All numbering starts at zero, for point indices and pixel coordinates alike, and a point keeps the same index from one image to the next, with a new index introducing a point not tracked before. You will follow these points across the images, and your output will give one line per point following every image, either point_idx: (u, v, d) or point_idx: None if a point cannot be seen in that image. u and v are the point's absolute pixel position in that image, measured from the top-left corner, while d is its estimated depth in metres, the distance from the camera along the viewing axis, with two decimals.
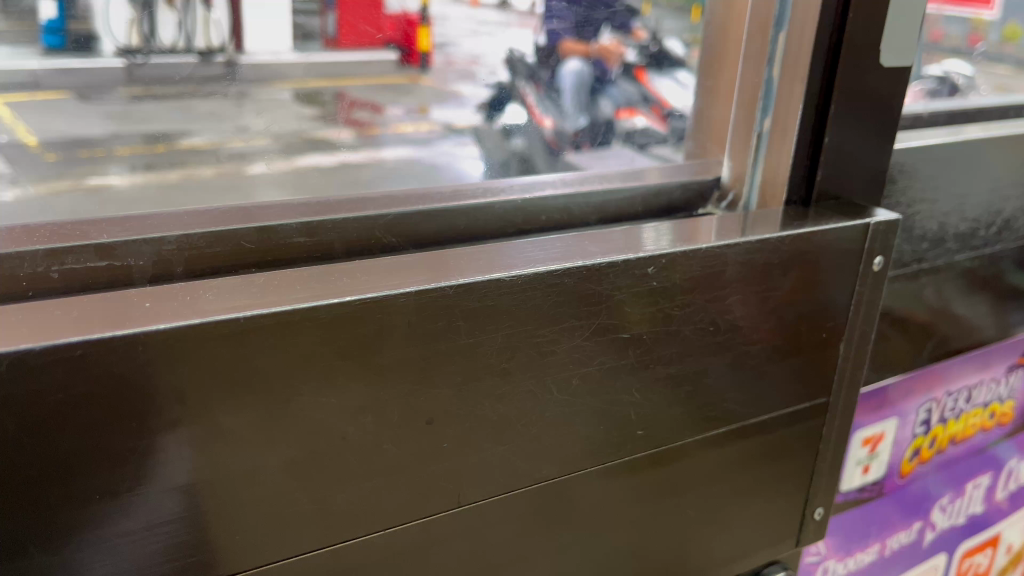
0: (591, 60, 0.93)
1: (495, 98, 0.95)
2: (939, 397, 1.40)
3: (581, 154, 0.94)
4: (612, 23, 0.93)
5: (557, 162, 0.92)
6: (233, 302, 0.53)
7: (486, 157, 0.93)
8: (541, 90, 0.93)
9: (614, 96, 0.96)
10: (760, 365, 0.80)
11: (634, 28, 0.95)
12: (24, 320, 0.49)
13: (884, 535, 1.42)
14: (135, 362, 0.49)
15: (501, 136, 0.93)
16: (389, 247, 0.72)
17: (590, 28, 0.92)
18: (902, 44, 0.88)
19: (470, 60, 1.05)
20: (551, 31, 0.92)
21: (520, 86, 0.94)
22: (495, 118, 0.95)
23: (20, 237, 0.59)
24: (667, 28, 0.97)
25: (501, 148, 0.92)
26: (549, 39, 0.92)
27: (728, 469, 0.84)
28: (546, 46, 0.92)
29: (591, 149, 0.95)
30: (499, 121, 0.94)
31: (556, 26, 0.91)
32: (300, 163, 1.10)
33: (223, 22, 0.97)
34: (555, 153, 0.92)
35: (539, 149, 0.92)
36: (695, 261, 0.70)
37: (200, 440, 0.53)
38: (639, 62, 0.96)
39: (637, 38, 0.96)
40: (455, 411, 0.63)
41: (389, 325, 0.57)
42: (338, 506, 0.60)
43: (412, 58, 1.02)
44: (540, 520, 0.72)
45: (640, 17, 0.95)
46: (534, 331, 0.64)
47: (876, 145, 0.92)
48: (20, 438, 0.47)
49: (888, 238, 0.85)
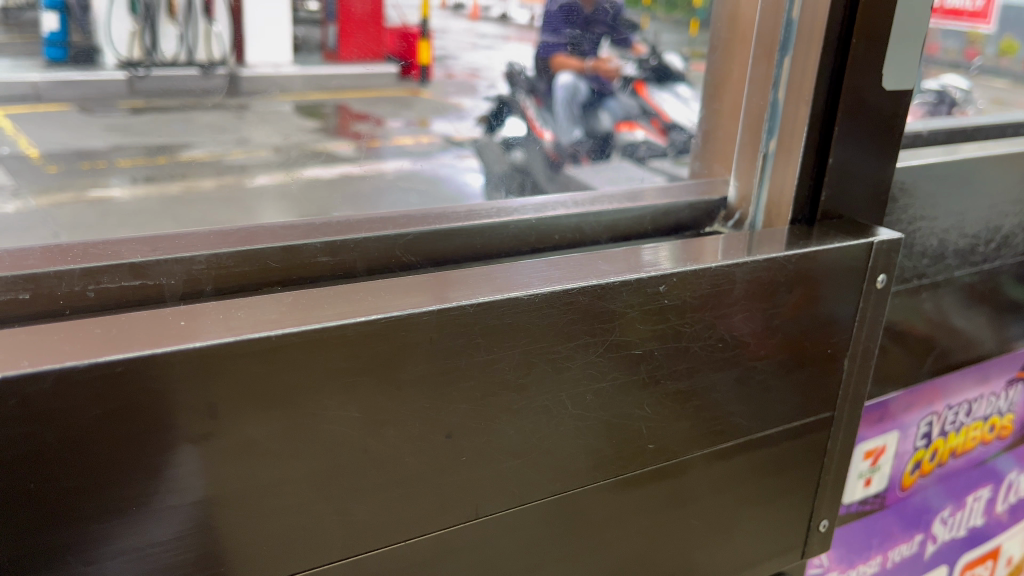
0: (588, 75, 0.95)
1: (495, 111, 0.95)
2: (939, 410, 1.42)
3: (580, 168, 0.99)
4: (612, 37, 0.94)
5: (557, 176, 0.96)
6: (264, 320, 0.55)
7: (492, 167, 1.00)
8: (541, 103, 0.96)
9: (612, 111, 1.03)
10: (766, 380, 0.82)
11: (635, 43, 0.99)
12: (65, 338, 0.51)
13: (885, 547, 1.44)
14: (171, 377, 0.51)
15: (501, 148, 0.96)
16: (407, 266, 0.74)
17: (587, 44, 0.91)
18: (906, 68, 0.90)
19: (469, 72, 1.33)
20: (547, 44, 0.91)
21: (520, 99, 0.97)
22: (495, 130, 0.96)
23: (55, 257, 0.61)
24: (665, 42, 1.04)
25: (502, 159, 0.98)
26: (542, 52, 0.92)
27: (735, 482, 0.86)
28: (540, 59, 0.93)
29: (590, 162, 1.00)
30: (497, 135, 0.95)
31: (556, 40, 0.90)
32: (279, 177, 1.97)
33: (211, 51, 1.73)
34: (555, 166, 0.96)
35: (539, 161, 0.96)
36: (704, 279, 0.73)
37: (230, 453, 0.55)
38: (638, 76, 1.03)
39: (636, 51, 1.01)
40: (473, 424, 0.65)
41: (412, 343, 0.59)
42: (361, 518, 0.62)
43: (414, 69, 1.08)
44: (553, 531, 0.74)
45: (639, 32, 0.99)
46: (549, 348, 0.66)
47: (879, 166, 0.95)
48: (62, 452, 0.49)
49: (890, 256, 0.87)
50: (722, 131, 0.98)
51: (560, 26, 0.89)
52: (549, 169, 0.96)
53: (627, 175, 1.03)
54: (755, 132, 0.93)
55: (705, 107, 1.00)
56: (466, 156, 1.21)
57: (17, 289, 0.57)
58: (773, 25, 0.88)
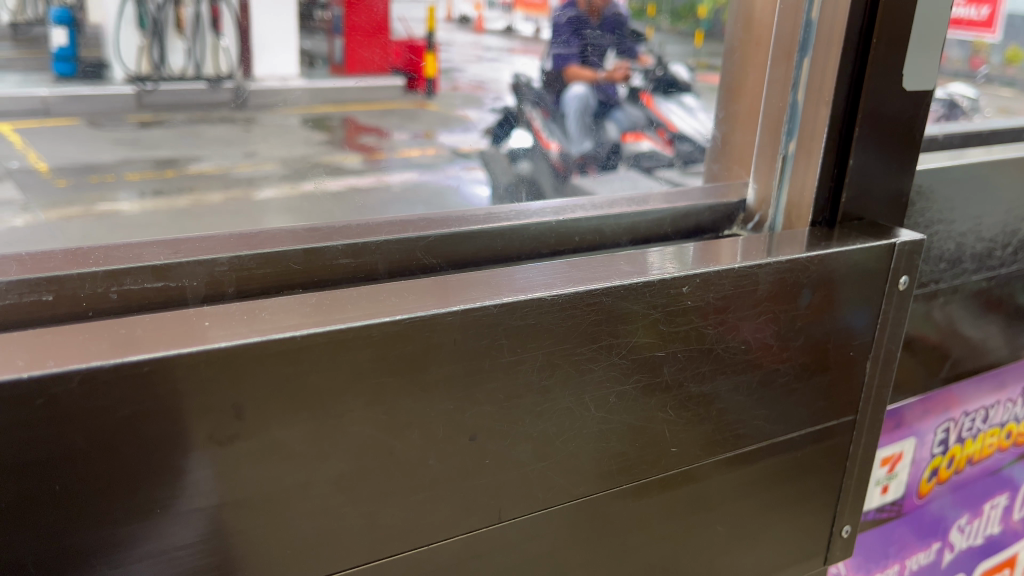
0: (598, 85, 0.92)
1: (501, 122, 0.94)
2: (956, 416, 1.41)
3: (586, 178, 0.95)
4: (618, 47, 0.93)
5: (563, 185, 0.93)
6: (290, 321, 0.55)
7: (493, 182, 0.95)
8: (548, 115, 0.92)
9: (620, 122, 0.96)
10: (789, 383, 0.81)
11: (640, 53, 0.97)
12: (90, 338, 0.51)
13: (903, 555, 1.43)
14: (198, 378, 0.51)
15: (506, 160, 0.94)
16: (429, 268, 0.74)
17: (595, 52, 0.91)
18: (926, 69, 0.90)
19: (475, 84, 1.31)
20: (557, 55, 0.90)
21: (526, 111, 0.91)
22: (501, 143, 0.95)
23: (76, 259, 0.60)
24: (670, 53, 1.00)
25: (507, 172, 0.94)
26: (555, 62, 0.90)
27: (759, 486, 0.85)
28: (551, 71, 0.90)
29: (597, 173, 0.96)
30: (502, 147, 0.94)
31: (566, 51, 0.90)
32: (300, 189, 2.02)
33: (229, 49, 1.85)
34: (561, 177, 0.94)
35: (545, 171, 0.93)
36: (728, 280, 0.72)
37: (256, 454, 0.54)
38: (644, 87, 0.97)
39: (642, 63, 0.97)
40: (498, 426, 0.64)
41: (436, 344, 0.59)
42: (385, 521, 0.62)
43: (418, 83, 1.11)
44: (576, 536, 0.73)
45: (645, 43, 0.96)
46: (573, 349, 0.66)
47: (899, 168, 0.94)
48: (89, 452, 0.49)
49: (913, 258, 0.86)
50: (740, 133, 0.98)
51: (569, 37, 0.89)
52: (556, 179, 0.94)
53: (633, 185, 0.98)
54: (775, 134, 0.93)
55: (722, 109, 0.99)
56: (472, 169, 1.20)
57: (40, 290, 0.57)
58: (792, 27, 0.88)
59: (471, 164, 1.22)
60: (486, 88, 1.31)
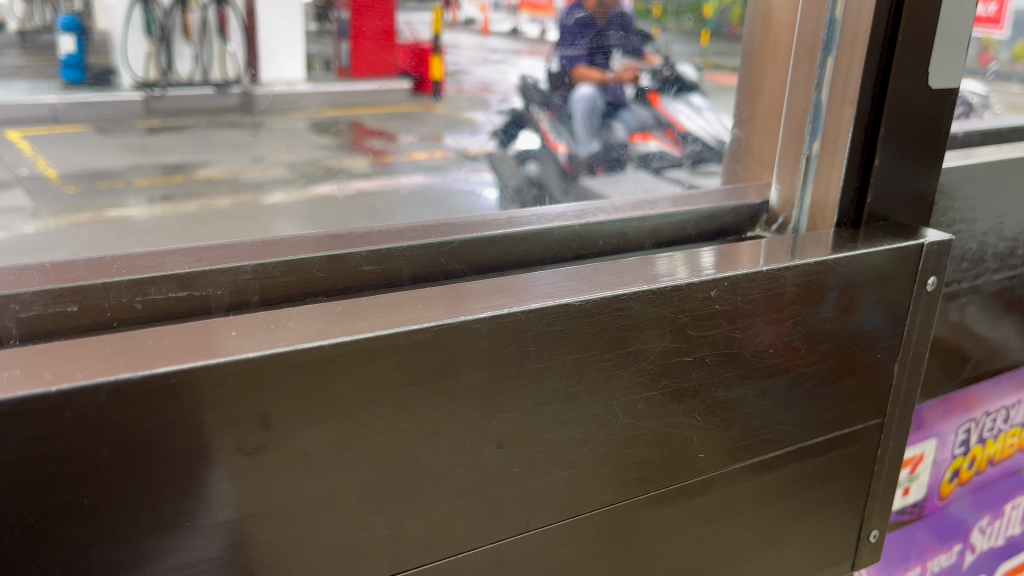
0: (606, 87, 0.95)
1: (509, 124, 0.95)
2: (977, 417, 1.40)
3: (596, 180, 0.97)
4: (624, 48, 0.94)
5: (574, 188, 0.95)
6: (315, 330, 0.54)
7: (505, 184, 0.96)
8: (555, 116, 0.93)
9: (627, 122, 0.99)
10: (817, 387, 0.80)
11: (646, 53, 0.97)
12: (117, 350, 0.50)
13: (924, 557, 1.41)
14: (225, 390, 0.50)
15: (515, 162, 0.95)
16: (452, 274, 0.73)
17: (602, 54, 0.93)
18: (952, 66, 0.88)
19: (480, 86, 1.27)
20: (564, 57, 0.92)
21: (533, 112, 0.94)
22: (510, 145, 0.95)
23: (99, 269, 0.60)
24: (677, 52, 1.02)
25: (516, 173, 0.95)
26: (564, 65, 0.93)
27: (785, 492, 0.84)
28: (557, 72, 0.93)
29: (605, 174, 0.99)
30: (511, 149, 0.95)
31: (574, 52, 0.92)
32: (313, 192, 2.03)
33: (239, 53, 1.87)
34: (570, 177, 0.95)
35: (553, 173, 0.95)
36: (756, 283, 0.71)
37: (282, 465, 0.53)
38: (651, 87, 0.98)
39: (649, 63, 0.98)
40: (524, 434, 0.63)
41: (463, 351, 0.58)
42: (412, 531, 0.61)
43: (426, 87, 1.10)
44: (602, 544, 0.72)
45: (651, 43, 0.96)
46: (600, 355, 0.65)
47: (924, 168, 0.93)
48: (115, 466, 0.48)
49: (941, 258, 0.85)
50: (762, 133, 0.97)
51: (576, 37, 0.91)
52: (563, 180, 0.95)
53: (644, 186, 1.00)
54: (798, 134, 0.92)
55: (741, 113, 1.00)
56: (479, 171, 1.17)
57: (65, 301, 0.57)
58: (815, 26, 0.87)
59: (479, 167, 1.17)
60: (492, 90, 1.25)
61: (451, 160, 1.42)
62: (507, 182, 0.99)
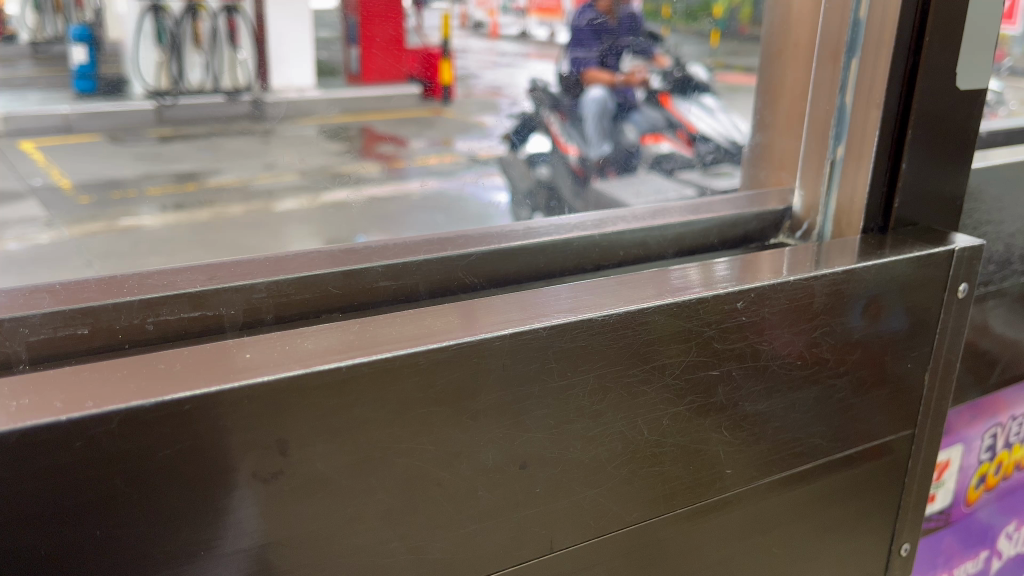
0: (616, 89, 0.97)
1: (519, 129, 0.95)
2: (1004, 422, 1.36)
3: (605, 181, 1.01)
4: (633, 49, 0.93)
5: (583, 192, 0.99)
6: (330, 350, 0.53)
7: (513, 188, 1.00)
8: (565, 118, 0.93)
9: (637, 125, 1.01)
10: (846, 399, 0.78)
11: (658, 53, 1.02)
12: (130, 374, 0.49)
13: (951, 565, 1.38)
14: (242, 416, 0.48)
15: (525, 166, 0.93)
16: (470, 288, 0.72)
17: (614, 55, 0.89)
18: (977, 65, 0.86)
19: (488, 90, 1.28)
20: (577, 58, 0.88)
21: (543, 115, 0.94)
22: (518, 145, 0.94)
23: (110, 289, 0.58)
24: (686, 52, 1.06)
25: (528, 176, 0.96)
26: (573, 66, 0.89)
27: (816, 507, 0.81)
28: (569, 75, 0.91)
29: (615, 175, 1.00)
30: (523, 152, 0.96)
31: (586, 54, 0.87)
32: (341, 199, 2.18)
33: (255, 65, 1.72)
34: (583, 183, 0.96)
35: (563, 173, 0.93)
36: (784, 294, 0.69)
37: (302, 491, 0.52)
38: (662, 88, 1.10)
39: (660, 64, 1.06)
40: (549, 453, 0.61)
41: (484, 370, 0.56)
42: (435, 554, 0.59)
43: (435, 92, 1.05)
44: (630, 562, 0.70)
45: (661, 43, 1.00)
46: (624, 371, 0.63)
47: (951, 170, 0.90)
48: (130, 495, 0.46)
49: (972, 264, 0.83)
50: (784, 136, 0.95)
51: (590, 40, 0.87)
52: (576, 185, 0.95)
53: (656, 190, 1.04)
54: (823, 139, 0.89)
55: (763, 113, 0.98)
56: (490, 175, 1.11)
57: (76, 324, 0.55)
58: (839, 26, 0.84)
59: (489, 171, 1.12)
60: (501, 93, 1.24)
61: (460, 166, 1.40)
62: (519, 187, 0.99)
